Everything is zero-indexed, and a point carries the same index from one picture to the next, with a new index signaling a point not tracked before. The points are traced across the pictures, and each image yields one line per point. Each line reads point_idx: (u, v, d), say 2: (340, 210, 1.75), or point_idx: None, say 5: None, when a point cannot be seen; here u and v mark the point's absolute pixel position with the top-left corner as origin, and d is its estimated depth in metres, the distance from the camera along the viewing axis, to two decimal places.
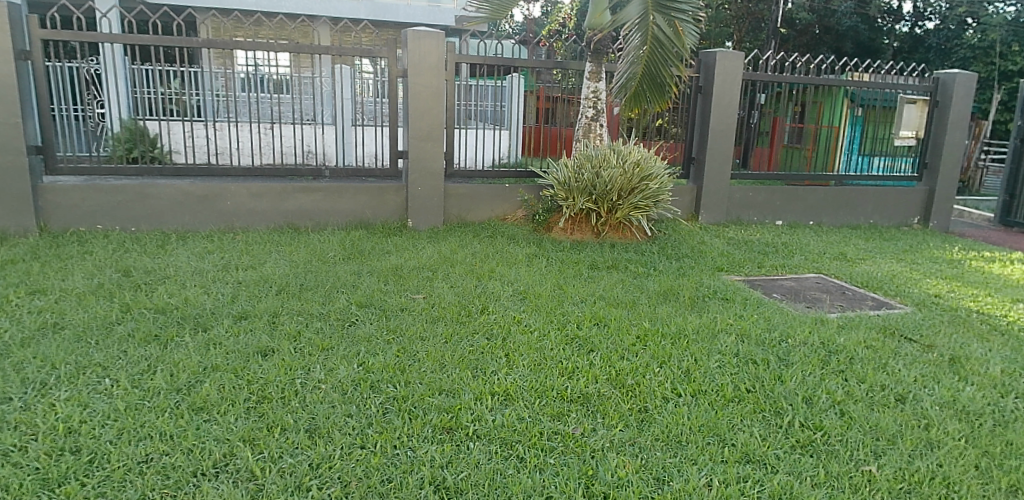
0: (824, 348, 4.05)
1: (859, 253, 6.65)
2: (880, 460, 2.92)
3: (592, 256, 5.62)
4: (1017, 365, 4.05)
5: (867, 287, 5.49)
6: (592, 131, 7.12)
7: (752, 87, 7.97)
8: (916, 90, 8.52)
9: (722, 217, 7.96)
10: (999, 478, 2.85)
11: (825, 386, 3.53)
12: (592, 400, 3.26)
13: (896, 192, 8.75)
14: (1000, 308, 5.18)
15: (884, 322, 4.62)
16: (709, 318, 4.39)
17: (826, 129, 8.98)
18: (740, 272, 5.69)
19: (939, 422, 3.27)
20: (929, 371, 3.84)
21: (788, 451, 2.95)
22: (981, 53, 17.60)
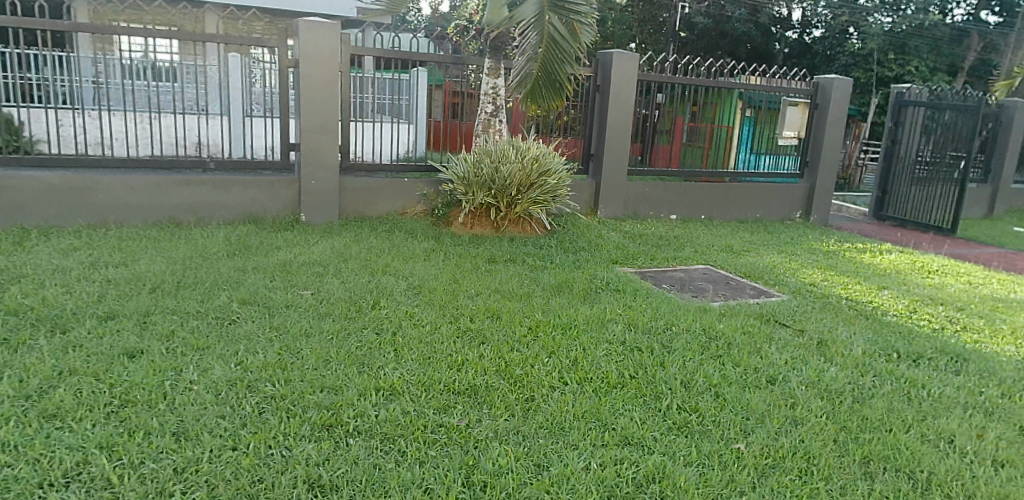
0: (704, 335, 4.26)
1: (744, 245, 7.02)
2: (749, 438, 3.11)
3: (490, 250, 5.64)
4: (877, 346, 4.38)
5: (749, 277, 5.81)
6: (491, 127, 7.20)
7: (648, 87, 8.19)
8: (800, 93, 9.04)
9: (620, 211, 8.20)
10: (853, 450, 3.07)
11: (703, 371, 3.74)
12: (480, 391, 3.27)
13: (780, 188, 9.29)
14: (867, 294, 5.59)
15: (761, 309, 4.90)
16: (599, 309, 4.51)
17: (719, 128, 9.08)
18: (633, 264, 5.87)
19: (804, 400, 3.51)
20: (799, 354, 4.11)
21: (664, 433, 3.10)
22: (860, 61, 19.18)
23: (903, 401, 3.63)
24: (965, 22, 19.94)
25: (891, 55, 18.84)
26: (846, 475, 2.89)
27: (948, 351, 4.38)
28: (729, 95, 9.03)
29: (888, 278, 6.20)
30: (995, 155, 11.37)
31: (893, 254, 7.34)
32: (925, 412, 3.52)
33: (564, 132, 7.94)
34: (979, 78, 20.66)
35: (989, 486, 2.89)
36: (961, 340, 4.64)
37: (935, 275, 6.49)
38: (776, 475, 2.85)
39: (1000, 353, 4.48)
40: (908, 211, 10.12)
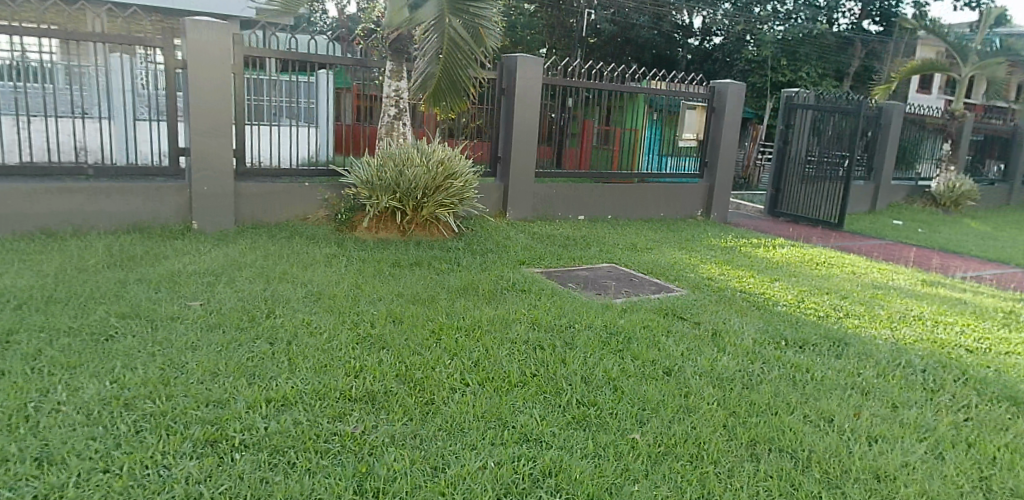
0: (605, 331, 4.36)
1: (648, 243, 7.24)
2: (643, 428, 3.21)
3: (395, 253, 5.57)
4: (767, 334, 4.62)
5: (651, 274, 5.99)
6: (394, 130, 7.09)
7: (554, 91, 8.30)
8: (697, 97, 9.43)
9: (529, 213, 8.30)
10: (741, 434, 3.21)
11: (603, 365, 3.82)
12: (378, 397, 3.21)
13: (682, 188, 9.64)
14: (760, 286, 5.87)
15: (661, 304, 5.06)
16: (503, 310, 4.52)
17: (628, 131, 9.15)
18: (540, 264, 5.94)
19: (697, 389, 3.65)
20: (694, 345, 4.28)
21: (563, 428, 3.14)
22: (756, 66, 20.24)
23: (788, 385, 3.83)
24: (849, 31, 21.37)
25: (784, 61, 19.96)
26: (734, 458, 3.02)
27: (831, 336, 4.65)
28: (637, 100, 9.06)
29: (780, 270, 6.53)
30: (876, 156, 12.21)
31: (785, 248, 7.74)
32: (808, 395, 3.72)
33: (470, 134, 7.95)
34: (862, 83, 22.19)
35: (863, 460, 3.08)
36: (843, 326, 4.94)
37: (823, 266, 6.90)
38: (668, 462, 2.95)
39: (877, 336, 4.80)
40: (800, 208, 10.71)
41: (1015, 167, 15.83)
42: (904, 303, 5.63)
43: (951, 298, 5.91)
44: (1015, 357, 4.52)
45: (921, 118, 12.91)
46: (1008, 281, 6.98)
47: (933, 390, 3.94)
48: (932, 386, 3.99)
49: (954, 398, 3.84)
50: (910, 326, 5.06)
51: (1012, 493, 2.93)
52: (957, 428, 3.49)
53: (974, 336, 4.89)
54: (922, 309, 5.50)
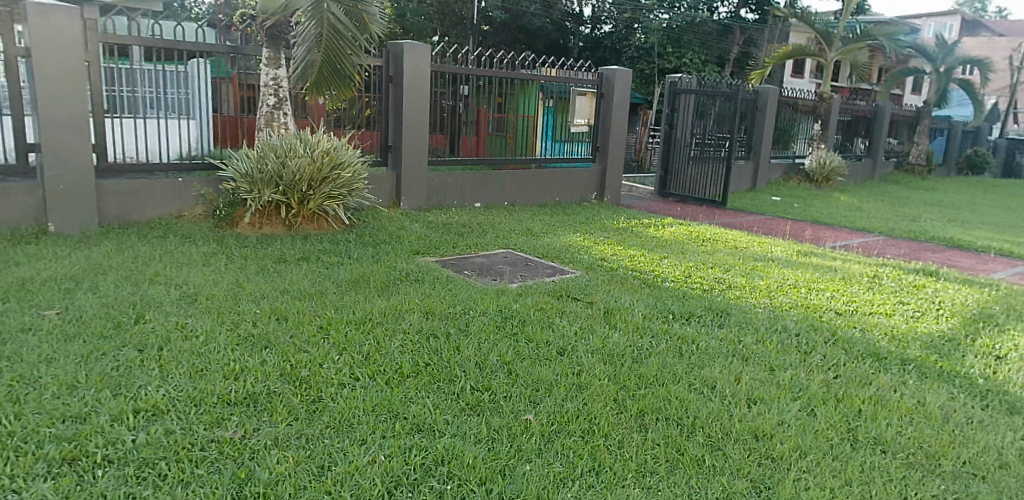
0: (499, 316, 4.36)
1: (543, 228, 7.31)
2: (537, 408, 3.23)
3: (281, 249, 5.33)
4: (655, 309, 4.78)
5: (546, 257, 6.06)
6: (274, 120, 6.79)
7: (444, 78, 8.20)
8: (586, 83, 9.60)
9: (424, 202, 8.22)
10: (631, 406, 3.31)
11: (497, 350, 3.81)
12: (260, 398, 3.05)
13: (575, 172, 9.82)
14: (649, 264, 6.07)
15: (556, 286, 5.12)
16: (396, 301, 4.43)
17: (522, 117, 9.14)
18: (435, 253, 5.86)
19: (589, 367, 3.72)
20: (587, 324, 4.37)
21: (457, 415, 3.11)
22: (643, 53, 20.94)
23: (674, 357, 3.97)
24: (728, 19, 22.49)
25: (669, 48, 20.73)
26: (624, 430, 3.10)
27: (714, 308, 4.88)
28: (530, 86, 9.02)
29: (668, 248, 6.78)
30: (756, 136, 12.91)
31: (673, 226, 8.04)
32: (693, 364, 3.87)
33: (358, 123, 7.76)
34: (742, 68, 23.39)
35: (743, 421, 3.24)
36: (726, 298, 5.19)
37: (708, 242, 7.22)
38: (561, 438, 2.98)
39: (757, 305, 5.06)
40: (687, 188, 11.17)
41: (877, 144, 17.21)
42: (781, 273, 5.98)
43: (822, 266, 6.33)
44: (877, 316, 4.90)
45: (794, 100, 13.75)
46: (871, 248, 7.57)
47: (806, 352, 4.21)
48: (805, 348, 4.26)
49: (824, 358, 4.11)
50: (787, 293, 5.38)
51: (875, 441, 3.17)
52: (828, 385, 3.73)
53: (843, 300, 5.26)
54: (797, 278, 5.86)
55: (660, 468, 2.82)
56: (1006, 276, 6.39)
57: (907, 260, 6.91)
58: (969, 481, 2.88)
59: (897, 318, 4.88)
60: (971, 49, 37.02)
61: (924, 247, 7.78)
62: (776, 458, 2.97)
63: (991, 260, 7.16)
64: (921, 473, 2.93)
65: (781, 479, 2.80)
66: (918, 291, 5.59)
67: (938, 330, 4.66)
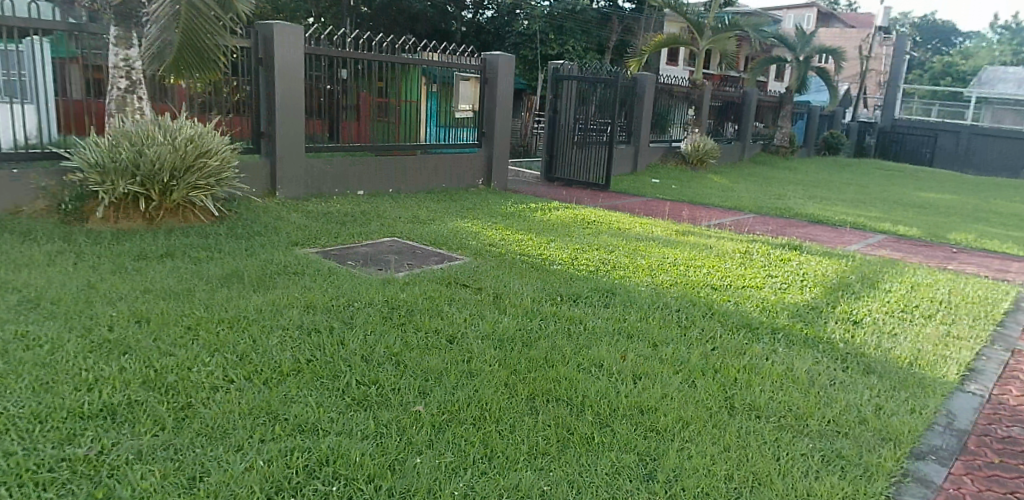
0: (386, 307, 4.21)
1: (430, 215, 7.19)
2: (427, 398, 3.14)
3: (141, 245, 4.91)
4: (543, 293, 4.80)
5: (433, 244, 5.95)
6: (127, 105, 6.21)
7: (320, 61, 7.84)
8: (470, 68, 9.51)
9: (302, 190, 7.88)
10: (521, 390, 3.30)
11: (384, 342, 3.68)
12: (118, 409, 2.77)
13: (461, 158, 9.73)
14: (537, 248, 6.11)
15: (444, 273, 5.04)
16: (274, 296, 4.18)
17: (405, 102, 8.90)
18: (316, 244, 5.60)
19: (479, 353, 3.68)
20: (476, 310, 4.33)
21: (342, 412, 2.97)
22: (526, 40, 21.15)
23: (563, 338, 4.01)
24: (607, 7, 23.08)
25: (552, 35, 21.03)
26: (515, 414, 3.08)
27: (600, 288, 4.97)
28: (412, 71, 8.81)
29: (555, 231, 6.85)
30: (635, 121, 13.34)
31: (559, 210, 8.15)
32: (581, 345, 3.93)
33: (226, 108, 7.29)
34: (621, 56, 24.11)
35: (630, 397, 3.31)
36: (611, 278, 5.31)
37: (593, 225, 7.37)
38: (452, 427, 2.92)
39: (640, 284, 5.22)
40: (573, 173, 11.38)
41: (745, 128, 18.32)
42: (661, 252, 6.20)
43: (699, 244, 6.63)
44: (749, 289, 5.19)
45: (670, 86, 14.32)
46: (743, 226, 8.03)
47: (686, 327, 4.38)
48: (685, 322, 4.43)
49: (703, 332, 4.29)
50: (667, 272, 5.58)
51: (750, 407, 3.35)
52: (706, 358, 3.89)
53: (719, 276, 5.52)
54: (677, 256, 6.09)
55: (552, 449, 2.82)
56: (861, 248, 6.97)
57: (775, 236, 7.38)
58: (833, 438, 3.10)
59: (767, 290, 5.18)
60: (826, 39, 40.17)
61: (788, 224, 8.34)
62: (660, 430, 3.05)
63: (846, 234, 7.79)
64: (792, 433, 3.12)
65: (666, 450, 2.89)
66: (784, 264, 5.98)
67: (803, 300, 5.00)
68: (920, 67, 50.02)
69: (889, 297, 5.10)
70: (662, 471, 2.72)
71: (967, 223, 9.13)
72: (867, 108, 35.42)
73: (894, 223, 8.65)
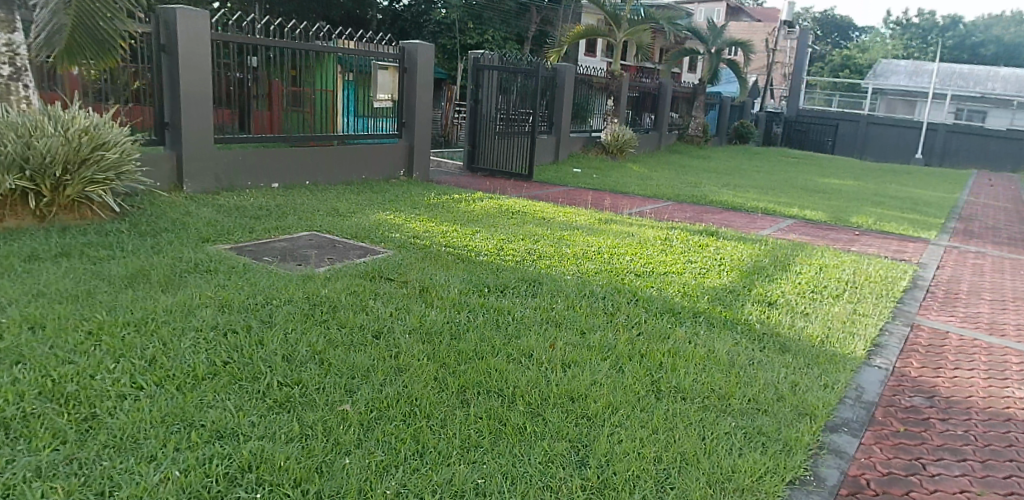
0: (307, 304, 4.06)
1: (350, 207, 6.99)
2: (353, 397, 3.04)
3: (31, 245, 4.53)
4: (470, 284, 4.75)
5: (354, 238, 5.78)
6: (10, 94, 5.65)
7: (228, 48, 7.49)
8: (388, 57, 9.32)
9: (213, 183, 7.51)
10: (451, 383, 3.24)
11: (306, 340, 3.54)
12: (12, 424, 2.54)
13: (381, 148, 9.52)
14: (462, 239, 6.04)
15: (367, 267, 4.90)
16: (184, 295, 3.94)
17: (320, 91, 8.52)
18: (228, 240, 5.34)
19: (407, 348, 3.60)
20: (402, 303, 4.24)
21: (263, 415, 2.83)
22: (445, 28, 20.93)
23: (492, 329, 3.98)
24: None
25: (470, 24, 20.89)
26: (446, 408, 3.03)
27: (527, 278, 4.97)
28: (327, 59, 8.52)
29: (480, 222, 6.80)
30: (556, 111, 13.45)
31: (483, 200, 8.11)
32: (510, 335, 3.92)
33: (125, 97, 6.83)
34: (540, 46, 24.23)
35: (560, 385, 3.32)
36: (537, 267, 5.32)
37: (518, 215, 7.37)
38: (381, 425, 2.84)
39: (566, 272, 5.25)
40: (495, 162, 11.36)
41: (661, 118, 18.83)
42: (585, 241, 6.26)
43: (621, 232, 6.75)
44: (670, 275, 5.33)
45: (589, 77, 14.51)
46: (662, 213, 8.23)
47: (612, 313, 4.44)
48: (610, 309, 4.50)
49: (629, 317, 4.37)
50: (592, 260, 5.64)
51: (676, 389, 3.43)
52: (632, 343, 3.96)
53: (641, 262, 5.64)
54: (601, 244, 6.18)
55: (484, 441, 2.79)
56: (772, 232, 7.29)
57: (693, 223, 7.60)
58: (754, 416, 3.22)
59: (687, 275, 5.33)
60: (735, 32, 41.76)
61: (704, 210, 8.62)
62: (590, 416, 3.08)
63: (759, 219, 8.14)
64: (715, 413, 3.21)
65: (596, 436, 2.91)
66: (702, 250, 6.17)
67: (721, 284, 5.18)
68: (820, 61, 52.82)
69: (800, 279, 5.36)
70: (593, 457, 2.74)
71: (866, 207, 9.71)
72: (774, 98, 37.09)
73: (802, 208, 9.09)
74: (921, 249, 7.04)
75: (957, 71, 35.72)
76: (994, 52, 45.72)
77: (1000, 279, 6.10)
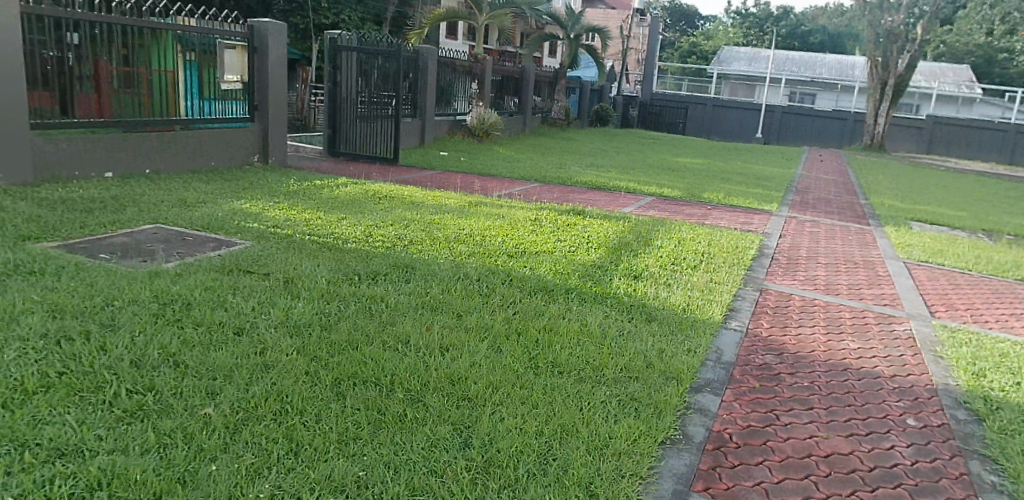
0: (155, 303, 3.69)
1: (199, 197, 6.46)
2: (217, 399, 2.81)
3: None
4: (339, 273, 4.55)
5: (207, 230, 5.34)
6: None
7: (42, 22, 6.65)
8: (235, 36, 8.67)
9: (32, 174, 6.65)
10: (324, 377, 3.08)
11: (157, 342, 3.21)
12: None
13: (230, 134, 8.88)
14: (328, 227, 5.78)
15: (223, 260, 4.55)
16: (4, 301, 3.45)
17: (156, 72, 7.84)
18: (56, 237, 4.74)
19: (274, 343, 3.37)
20: (265, 296, 3.98)
21: (112, 427, 2.54)
22: (296, 7, 19.91)
23: (365, 318, 3.84)
24: None
25: (324, 3, 20.02)
26: (320, 403, 2.87)
27: (399, 264, 4.84)
28: (165, 37, 7.80)
29: (346, 208, 6.54)
30: (419, 94, 13.22)
31: (347, 186, 7.81)
32: (384, 322, 3.80)
33: None
34: (399, 28, 23.74)
35: (439, 369, 3.27)
36: (410, 253, 5.20)
37: (385, 200, 7.16)
38: (250, 426, 2.64)
39: (439, 256, 5.18)
40: (358, 147, 11.01)
41: (523, 101, 19.14)
42: (456, 224, 6.21)
43: (492, 214, 6.78)
44: (542, 254, 5.42)
45: (451, 60, 14.39)
46: (530, 194, 8.36)
47: (487, 295, 4.43)
48: (485, 291, 4.49)
49: (504, 298, 4.38)
50: (464, 242, 5.61)
51: (553, 364, 3.49)
52: (509, 322, 3.99)
53: (513, 243, 5.68)
54: (472, 227, 6.16)
55: (363, 433, 2.68)
56: (633, 210, 7.64)
57: (560, 203, 7.79)
58: (627, 383, 3.35)
59: (558, 254, 5.46)
60: (592, 17, 43.30)
61: (570, 191, 8.87)
62: (472, 398, 3.06)
63: (621, 198, 8.49)
64: (591, 384, 3.31)
65: (478, 416, 2.89)
66: (571, 228, 6.33)
67: (590, 260, 5.34)
68: (668, 48, 56.05)
69: (662, 253, 5.65)
70: (477, 438, 2.72)
71: (716, 184, 10.43)
72: (628, 83, 38.94)
73: (659, 186, 9.60)
74: (765, 220, 7.69)
75: (785, 59, 39.31)
76: (818, 41, 50.80)
77: (830, 245, 6.81)
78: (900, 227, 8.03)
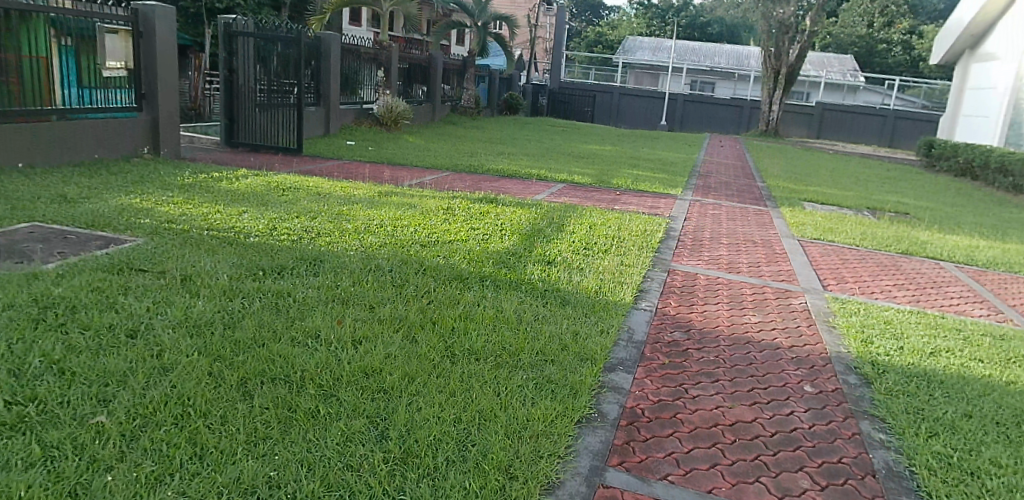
0: (35, 308, 3.38)
1: (82, 192, 5.98)
2: (110, 406, 2.60)
3: None
4: (241, 268, 4.34)
5: (93, 227, 4.96)
6: None
7: None
8: (117, 19, 8.08)
9: None
10: (230, 377, 2.92)
11: (38, 349, 2.94)
12: None
13: (116, 124, 8.29)
14: (228, 221, 5.48)
15: (111, 259, 4.23)
16: None
17: (27, 58, 7.20)
18: None
19: (172, 344, 3.16)
20: (161, 296, 3.73)
21: None
22: None
23: (271, 314, 3.67)
24: None
25: None
26: (225, 403, 2.72)
27: (307, 257, 4.66)
28: (35, 19, 7.18)
29: (248, 201, 6.23)
30: (323, 83, 12.79)
31: (248, 178, 7.45)
32: (292, 318, 3.64)
33: None
34: (300, 14, 22.89)
35: (352, 363, 3.17)
36: (317, 246, 5.01)
37: (290, 192, 6.87)
38: (148, 432, 2.46)
39: (349, 248, 5.03)
40: (259, 137, 10.53)
41: (432, 91, 18.93)
42: (366, 215, 6.05)
43: (403, 204, 6.65)
44: (456, 243, 5.36)
45: (355, 47, 14.00)
46: (442, 183, 8.26)
47: (400, 286, 4.34)
48: (398, 281, 4.40)
49: (417, 288, 4.31)
50: (374, 233, 5.47)
51: (469, 352, 3.46)
52: (423, 312, 3.92)
53: (425, 233, 5.59)
54: (382, 217, 6.02)
55: (273, 431, 2.56)
56: (545, 197, 7.70)
57: (473, 191, 7.74)
58: (542, 367, 3.37)
59: (471, 242, 5.42)
60: (500, 6, 43.28)
61: (482, 179, 8.83)
62: (387, 389, 2.98)
63: (532, 185, 8.54)
64: (508, 369, 3.30)
65: (394, 408, 2.82)
66: (484, 217, 6.30)
67: (503, 248, 5.34)
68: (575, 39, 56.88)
69: (573, 238, 5.72)
70: (393, 429, 2.66)
71: (624, 171, 10.67)
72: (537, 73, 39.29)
73: (569, 173, 9.72)
74: (671, 205, 7.95)
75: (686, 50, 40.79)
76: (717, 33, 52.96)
77: (732, 227, 7.11)
78: (794, 208, 8.49)
